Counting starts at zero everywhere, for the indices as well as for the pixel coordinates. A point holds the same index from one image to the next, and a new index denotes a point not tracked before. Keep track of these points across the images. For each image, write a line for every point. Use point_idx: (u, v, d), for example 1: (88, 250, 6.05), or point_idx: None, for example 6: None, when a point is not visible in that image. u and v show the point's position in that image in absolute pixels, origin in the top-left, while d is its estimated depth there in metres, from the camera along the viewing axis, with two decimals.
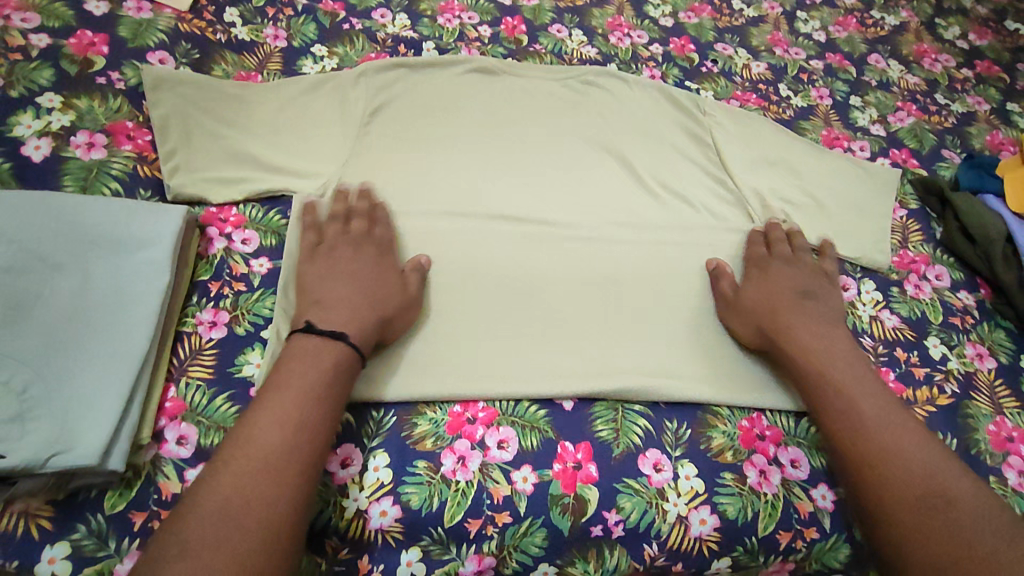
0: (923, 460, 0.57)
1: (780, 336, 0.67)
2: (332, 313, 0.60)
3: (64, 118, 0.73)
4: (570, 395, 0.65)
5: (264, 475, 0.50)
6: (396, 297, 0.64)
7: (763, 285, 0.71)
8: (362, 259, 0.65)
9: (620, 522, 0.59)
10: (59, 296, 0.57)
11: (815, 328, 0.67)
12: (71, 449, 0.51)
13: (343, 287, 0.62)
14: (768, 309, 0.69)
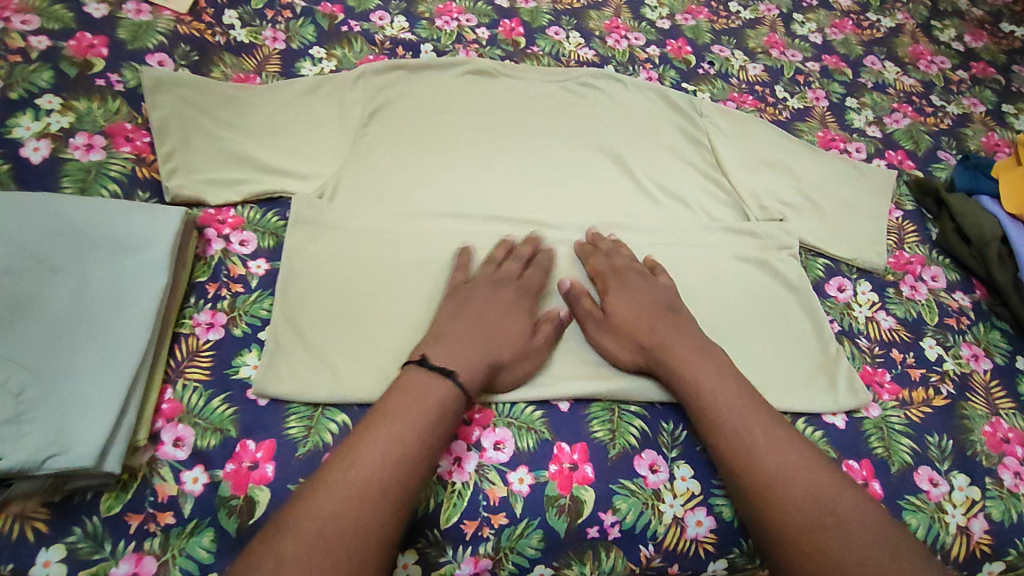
0: (809, 475, 0.57)
1: (663, 352, 0.64)
2: (449, 349, 0.61)
3: (62, 119, 0.73)
4: (567, 396, 0.65)
5: (356, 503, 0.50)
6: (513, 340, 0.64)
7: (634, 298, 0.68)
8: (498, 300, 0.66)
9: (616, 523, 0.59)
10: (56, 298, 0.57)
11: (694, 341, 0.65)
12: (68, 451, 0.51)
13: (463, 327, 0.63)
14: (647, 325, 0.66)
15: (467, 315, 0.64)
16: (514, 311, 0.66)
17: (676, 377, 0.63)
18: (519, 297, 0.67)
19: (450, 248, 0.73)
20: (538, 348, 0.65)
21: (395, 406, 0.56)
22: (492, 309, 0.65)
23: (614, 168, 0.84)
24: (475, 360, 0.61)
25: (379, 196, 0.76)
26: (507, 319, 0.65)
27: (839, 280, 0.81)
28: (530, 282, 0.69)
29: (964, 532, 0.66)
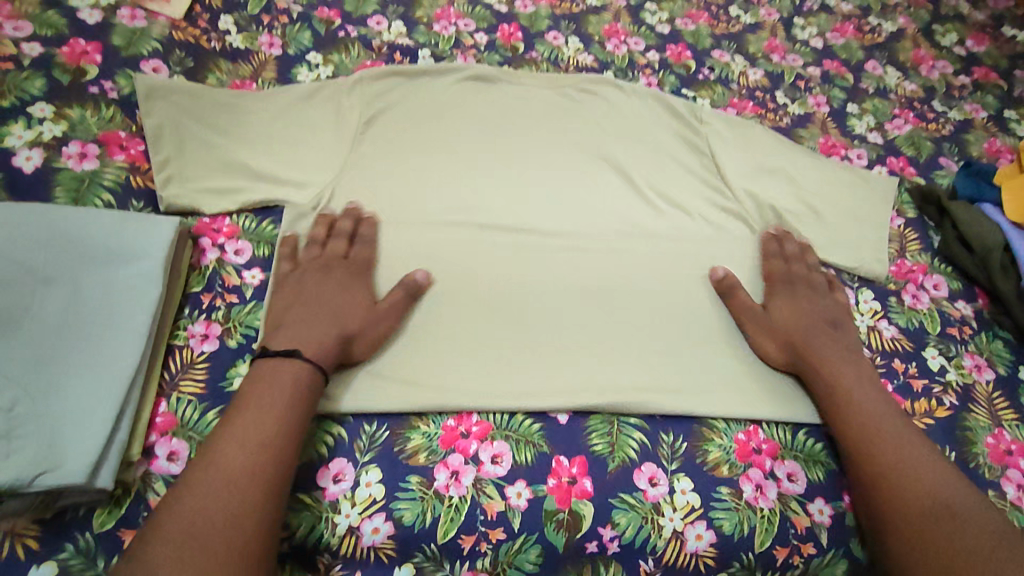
0: (929, 463, 0.60)
1: (809, 351, 0.69)
2: (295, 332, 0.62)
3: (55, 127, 0.72)
4: (565, 409, 0.64)
5: (221, 497, 0.51)
6: (354, 313, 0.65)
7: (795, 304, 0.73)
8: (325, 285, 0.67)
9: (616, 537, 0.59)
10: (47, 312, 0.57)
11: (836, 344, 0.69)
12: (58, 468, 0.50)
13: (307, 313, 0.64)
14: (797, 327, 0.70)
15: (304, 301, 0.65)
16: (346, 290, 0.67)
17: (817, 372, 0.67)
18: (351, 279, 0.68)
19: (447, 257, 0.72)
20: (380, 319, 0.65)
21: (261, 395, 0.57)
22: (320, 294, 0.66)
23: (613, 175, 0.84)
24: (320, 338, 0.62)
25: (376, 205, 0.75)
26: (342, 298, 0.66)
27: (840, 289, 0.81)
28: (356, 262, 0.70)
29: None
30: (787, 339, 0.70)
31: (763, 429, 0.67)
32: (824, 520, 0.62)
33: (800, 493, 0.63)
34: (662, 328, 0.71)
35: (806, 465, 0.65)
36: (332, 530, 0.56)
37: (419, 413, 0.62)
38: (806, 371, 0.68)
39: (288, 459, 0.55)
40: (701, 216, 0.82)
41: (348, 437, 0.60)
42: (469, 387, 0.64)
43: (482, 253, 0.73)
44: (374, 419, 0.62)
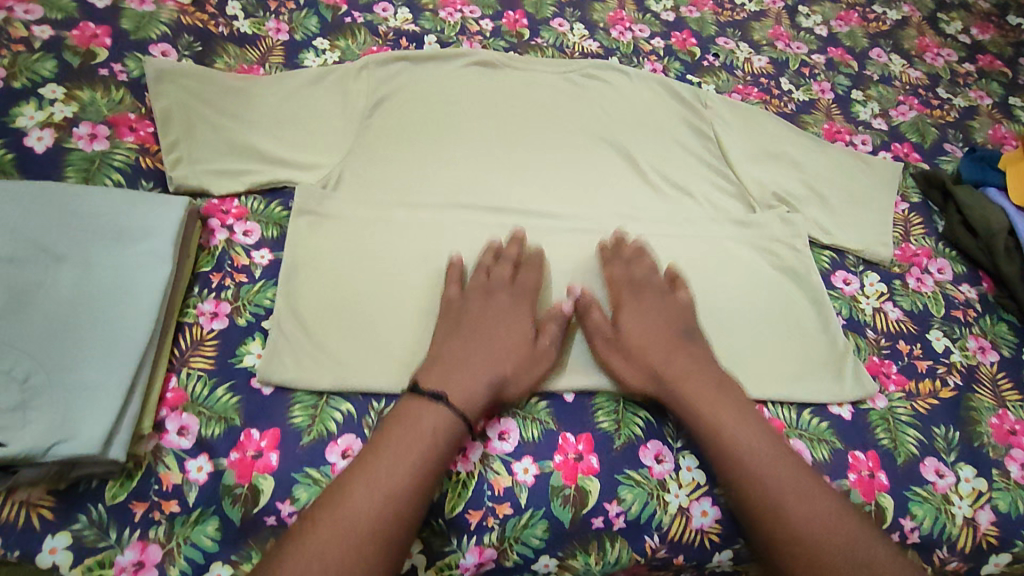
0: (825, 512, 0.55)
1: (675, 384, 0.63)
2: (445, 369, 0.60)
3: (66, 109, 0.72)
4: (571, 387, 0.65)
5: (338, 544, 0.49)
6: (514, 350, 0.63)
7: (651, 325, 0.67)
8: (497, 311, 0.66)
9: (621, 513, 0.59)
10: (60, 287, 0.57)
11: (710, 378, 0.63)
12: (72, 438, 0.51)
13: (468, 344, 0.62)
14: (659, 354, 0.64)
15: (465, 331, 0.64)
16: (512, 318, 0.66)
17: (687, 411, 0.61)
18: (515, 306, 0.67)
19: (454, 239, 0.73)
20: (542, 360, 0.64)
21: (403, 436, 0.54)
22: (497, 320, 0.65)
23: (619, 159, 0.84)
24: (476, 378, 0.60)
25: (383, 187, 0.75)
26: (508, 331, 0.64)
27: (845, 273, 0.81)
28: (523, 288, 0.68)
29: (971, 524, 0.65)
30: (650, 373, 0.64)
31: (768, 408, 0.69)
32: None
33: None
34: None
35: (810, 444, 0.67)
36: None
37: None
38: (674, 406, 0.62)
39: (412, 513, 0.52)
40: (706, 199, 0.82)
41: (357, 414, 0.61)
42: None
43: (489, 235, 0.74)
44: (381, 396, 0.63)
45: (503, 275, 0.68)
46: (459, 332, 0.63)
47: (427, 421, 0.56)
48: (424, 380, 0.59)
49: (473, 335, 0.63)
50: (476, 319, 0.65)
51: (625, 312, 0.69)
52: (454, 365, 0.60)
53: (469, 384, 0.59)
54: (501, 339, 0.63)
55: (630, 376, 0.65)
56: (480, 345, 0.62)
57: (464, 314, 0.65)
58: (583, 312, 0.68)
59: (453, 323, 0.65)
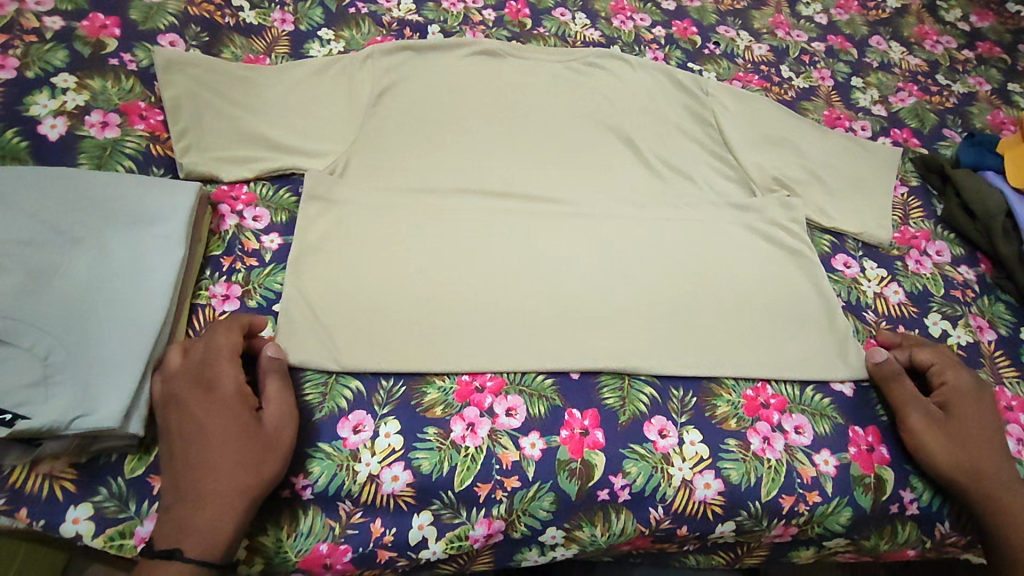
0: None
1: (982, 476, 0.63)
2: (175, 523, 0.50)
3: (78, 97, 0.74)
4: (576, 365, 0.66)
5: None
6: (240, 458, 0.52)
7: (982, 411, 0.66)
8: (202, 410, 0.54)
9: (626, 486, 0.60)
10: (77, 268, 0.58)
11: (1015, 478, 0.63)
12: (94, 412, 0.52)
13: (187, 470, 0.52)
14: (971, 447, 0.64)
15: (179, 454, 0.52)
16: (215, 414, 0.54)
17: (993, 504, 0.62)
18: (214, 400, 0.54)
19: (460, 223, 0.74)
20: (275, 440, 0.55)
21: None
22: (200, 426, 0.53)
23: (621, 145, 0.85)
24: (218, 507, 0.50)
25: (389, 173, 0.77)
26: (217, 434, 0.53)
27: (845, 257, 0.82)
28: (218, 386, 0.55)
29: None
30: (968, 460, 0.63)
31: (771, 386, 0.69)
32: (828, 470, 0.64)
33: (805, 445, 0.65)
34: (670, 291, 0.73)
35: (812, 418, 0.67)
36: (352, 477, 0.58)
37: (435, 369, 0.64)
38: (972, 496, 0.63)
39: None
40: (707, 184, 0.83)
41: (367, 391, 0.62)
42: (485, 347, 0.66)
43: (494, 219, 0.75)
44: (390, 374, 0.64)
45: (187, 379, 0.55)
46: (167, 473, 0.52)
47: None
48: (158, 539, 0.50)
49: (191, 466, 0.52)
50: (175, 448, 0.53)
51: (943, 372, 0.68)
52: (189, 506, 0.50)
53: (211, 517, 0.50)
54: (220, 455, 0.52)
55: (937, 451, 0.64)
56: (204, 475, 0.51)
57: (170, 444, 0.53)
58: (892, 379, 0.68)
59: (161, 448, 0.53)
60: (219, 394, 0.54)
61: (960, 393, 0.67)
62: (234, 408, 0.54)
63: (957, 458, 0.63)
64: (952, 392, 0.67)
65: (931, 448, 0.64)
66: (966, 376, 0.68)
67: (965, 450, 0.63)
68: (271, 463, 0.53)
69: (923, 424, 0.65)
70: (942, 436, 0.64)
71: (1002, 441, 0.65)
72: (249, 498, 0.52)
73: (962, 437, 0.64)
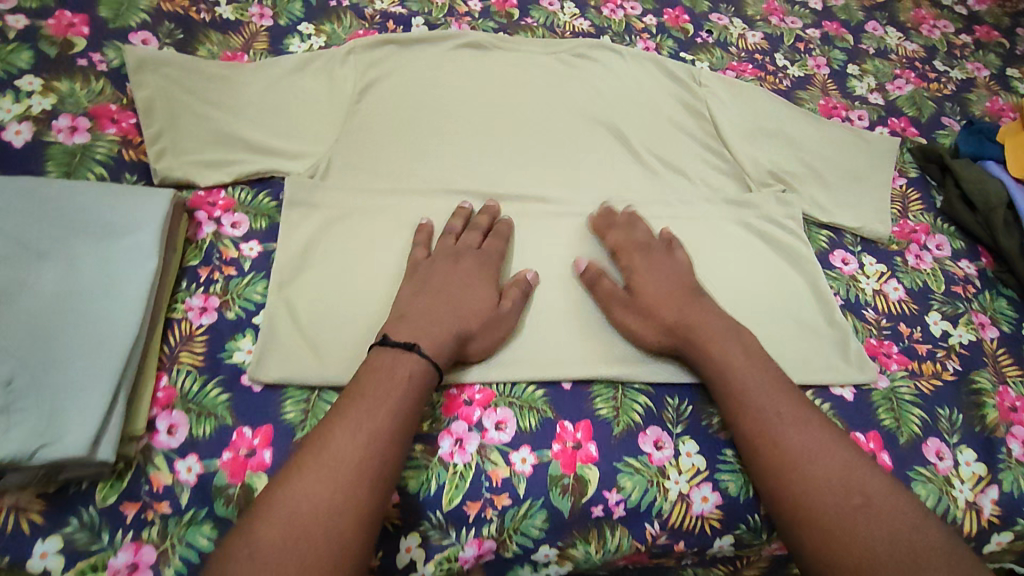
0: (821, 443, 0.56)
1: (694, 335, 0.63)
2: (411, 326, 0.59)
3: (44, 101, 0.70)
4: (569, 376, 0.64)
5: (331, 479, 0.49)
6: (477, 308, 0.62)
7: (661, 284, 0.66)
8: (471, 266, 0.65)
9: (621, 501, 0.58)
10: (43, 285, 0.56)
11: (733, 342, 0.62)
12: (59, 441, 0.49)
13: (432, 301, 0.61)
14: (676, 311, 0.64)
15: (429, 289, 0.62)
16: (475, 279, 0.64)
17: (707, 361, 0.62)
18: (480, 268, 0.65)
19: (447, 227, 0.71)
20: (509, 316, 0.64)
21: (373, 383, 0.54)
22: (465, 278, 0.64)
23: (612, 140, 0.82)
24: (446, 331, 0.59)
25: (372, 175, 0.74)
26: (469, 288, 0.63)
27: (843, 253, 0.80)
28: (489, 253, 0.67)
29: (973, 507, 0.64)
30: (671, 332, 0.63)
31: None
32: None
33: None
34: None
35: None
36: None
37: None
38: (688, 354, 0.63)
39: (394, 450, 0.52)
40: (702, 179, 0.81)
41: None
42: (473, 356, 0.63)
43: None
44: None
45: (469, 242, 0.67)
46: (419, 293, 0.62)
47: (398, 375, 0.55)
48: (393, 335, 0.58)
49: (441, 291, 0.62)
50: (439, 280, 0.63)
51: (635, 267, 0.68)
52: (420, 323, 0.59)
53: (437, 336, 0.58)
54: (466, 295, 0.62)
55: (649, 338, 0.64)
56: (447, 303, 0.61)
57: (434, 276, 0.63)
58: (593, 283, 0.68)
59: (414, 282, 0.63)
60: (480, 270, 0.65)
61: (640, 271, 0.67)
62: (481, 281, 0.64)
63: (654, 331, 0.64)
64: (638, 275, 0.67)
65: (639, 335, 0.64)
66: (654, 251, 0.69)
67: (656, 321, 0.64)
68: (500, 329, 0.63)
69: (627, 317, 0.65)
70: (649, 317, 0.65)
71: (696, 293, 0.66)
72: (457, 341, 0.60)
73: (648, 309, 0.65)
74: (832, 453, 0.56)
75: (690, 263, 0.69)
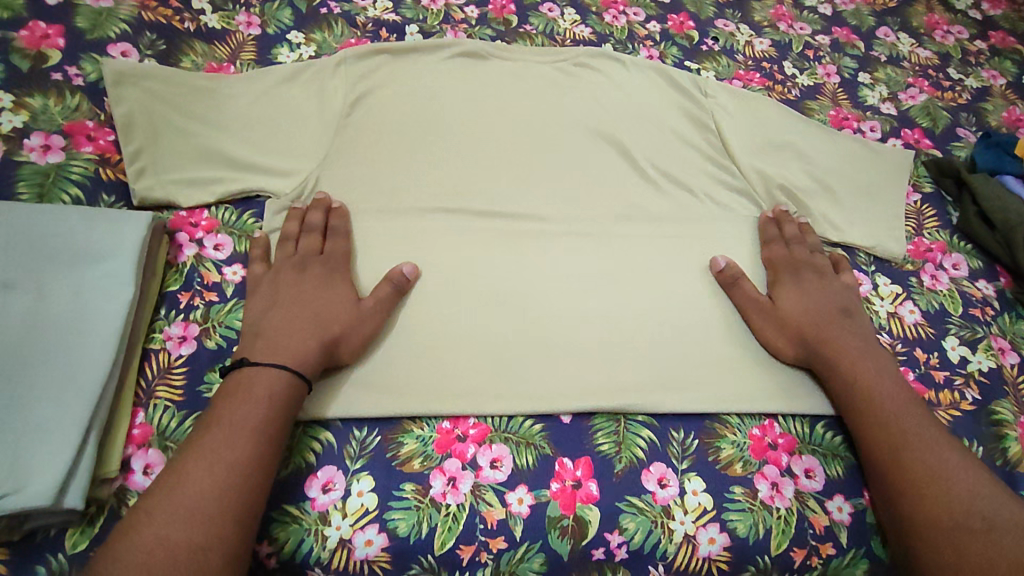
0: (958, 460, 0.56)
1: (828, 349, 0.64)
2: (267, 345, 0.57)
3: (15, 118, 0.66)
4: (568, 408, 0.60)
5: (183, 516, 0.47)
6: (339, 313, 0.60)
7: (804, 299, 0.68)
8: (313, 276, 0.63)
9: (623, 543, 0.55)
10: (10, 318, 0.52)
11: (871, 359, 0.63)
12: (23, 488, 0.46)
13: (286, 314, 0.59)
14: (814, 324, 0.65)
15: (282, 303, 0.60)
16: (328, 285, 0.63)
17: (842, 375, 0.62)
18: (331, 274, 0.64)
19: (442, 248, 0.68)
20: (373, 316, 0.61)
21: (233, 407, 0.53)
22: (313, 289, 0.62)
23: (614, 155, 0.79)
24: (303, 342, 0.57)
25: (363, 194, 0.71)
26: (328, 297, 0.61)
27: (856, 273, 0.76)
28: (334, 256, 0.65)
29: None
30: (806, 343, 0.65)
31: (778, 423, 0.63)
32: (843, 518, 0.59)
33: (817, 491, 0.59)
34: (669, 316, 0.67)
35: (824, 460, 0.62)
36: (322, 543, 0.53)
37: (411, 415, 0.59)
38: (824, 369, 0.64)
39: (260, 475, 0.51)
40: (707, 196, 0.78)
41: (338, 444, 0.57)
42: (468, 387, 0.60)
43: (478, 243, 0.69)
44: (364, 424, 0.58)
45: (312, 246, 0.65)
46: (270, 308, 0.60)
47: (256, 397, 0.53)
48: (251, 356, 0.57)
49: (292, 304, 0.60)
50: (289, 293, 0.61)
51: (784, 287, 0.69)
52: (277, 336, 0.58)
53: (292, 349, 0.57)
54: (321, 305, 0.61)
55: (786, 349, 0.66)
56: (297, 316, 0.59)
57: (282, 289, 0.61)
58: (732, 285, 0.69)
59: (263, 296, 0.61)
60: (333, 276, 0.64)
61: (790, 290, 0.69)
62: (338, 288, 0.63)
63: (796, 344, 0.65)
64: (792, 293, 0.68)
65: (772, 341, 0.66)
66: (799, 261, 0.71)
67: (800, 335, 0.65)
68: (364, 329, 0.61)
69: (765, 323, 0.67)
70: (781, 327, 0.66)
71: (843, 314, 0.67)
72: (328, 347, 0.58)
73: (794, 323, 0.66)
74: (963, 465, 0.56)
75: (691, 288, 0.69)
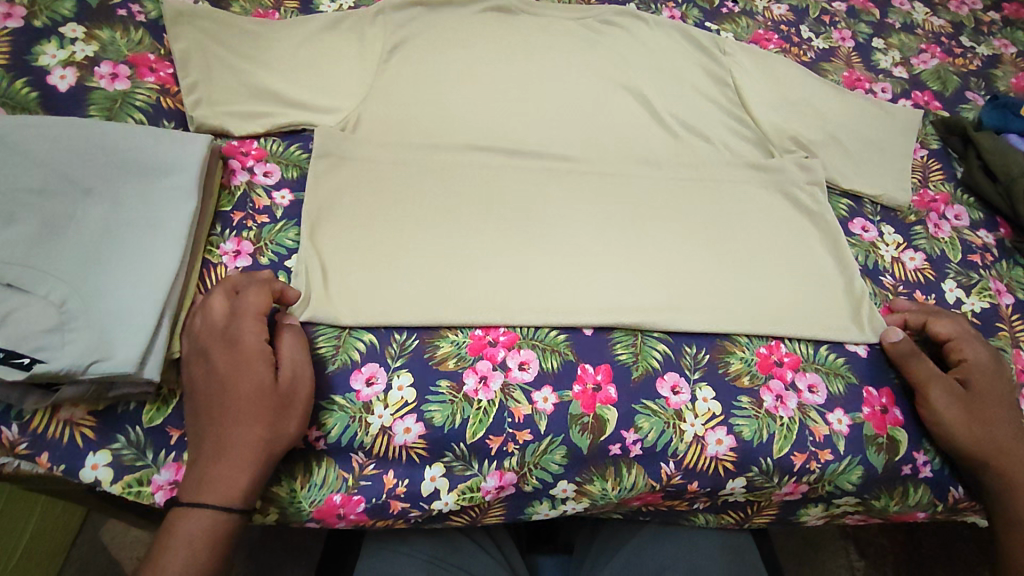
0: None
1: (1010, 453, 0.62)
2: (205, 472, 0.52)
3: (87, 48, 0.72)
4: (591, 322, 0.66)
5: None
6: (260, 403, 0.53)
7: (994, 392, 0.65)
8: (224, 363, 0.54)
9: (638, 441, 0.61)
10: (90, 218, 0.58)
11: None
12: (109, 358, 0.52)
13: (213, 427, 0.53)
14: (998, 421, 0.63)
15: (204, 410, 0.54)
16: (241, 367, 0.54)
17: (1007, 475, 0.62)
18: (236, 349, 0.55)
19: (475, 180, 0.73)
20: (295, 395, 0.55)
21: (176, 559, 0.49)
22: (227, 381, 0.54)
23: (636, 105, 0.84)
24: (240, 460, 0.52)
25: (402, 130, 0.76)
26: (248, 387, 0.54)
27: (863, 221, 0.81)
28: (235, 322, 0.56)
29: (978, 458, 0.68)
30: (990, 439, 0.63)
31: (785, 344, 0.69)
32: (842, 429, 0.64)
33: (819, 404, 0.65)
34: (685, 250, 0.72)
35: (827, 378, 0.67)
36: (365, 428, 0.59)
37: (447, 324, 0.64)
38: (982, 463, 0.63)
39: None
40: (724, 145, 0.82)
41: (380, 344, 0.63)
42: (499, 302, 0.65)
43: (509, 177, 0.74)
44: (403, 328, 0.64)
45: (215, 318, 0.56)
46: (197, 419, 0.54)
47: (196, 536, 0.50)
48: (188, 492, 0.51)
49: (214, 407, 0.53)
50: (207, 390, 0.54)
51: (966, 371, 0.66)
52: (210, 460, 0.52)
53: (231, 472, 0.52)
54: (241, 400, 0.53)
55: (962, 435, 0.63)
56: (222, 426, 0.53)
57: (202, 387, 0.54)
58: (906, 360, 0.66)
59: (189, 402, 0.55)
60: (244, 349, 0.55)
61: (978, 374, 0.66)
62: (254, 368, 0.54)
63: (976, 434, 0.63)
64: (976, 375, 0.65)
65: (951, 423, 0.63)
66: (983, 349, 0.67)
67: (983, 425, 0.63)
68: (291, 419, 0.55)
69: (946, 401, 0.64)
70: (962, 412, 0.63)
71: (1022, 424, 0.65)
72: (263, 456, 0.53)
73: (981, 413, 0.64)
74: None
75: (707, 229, 0.74)
